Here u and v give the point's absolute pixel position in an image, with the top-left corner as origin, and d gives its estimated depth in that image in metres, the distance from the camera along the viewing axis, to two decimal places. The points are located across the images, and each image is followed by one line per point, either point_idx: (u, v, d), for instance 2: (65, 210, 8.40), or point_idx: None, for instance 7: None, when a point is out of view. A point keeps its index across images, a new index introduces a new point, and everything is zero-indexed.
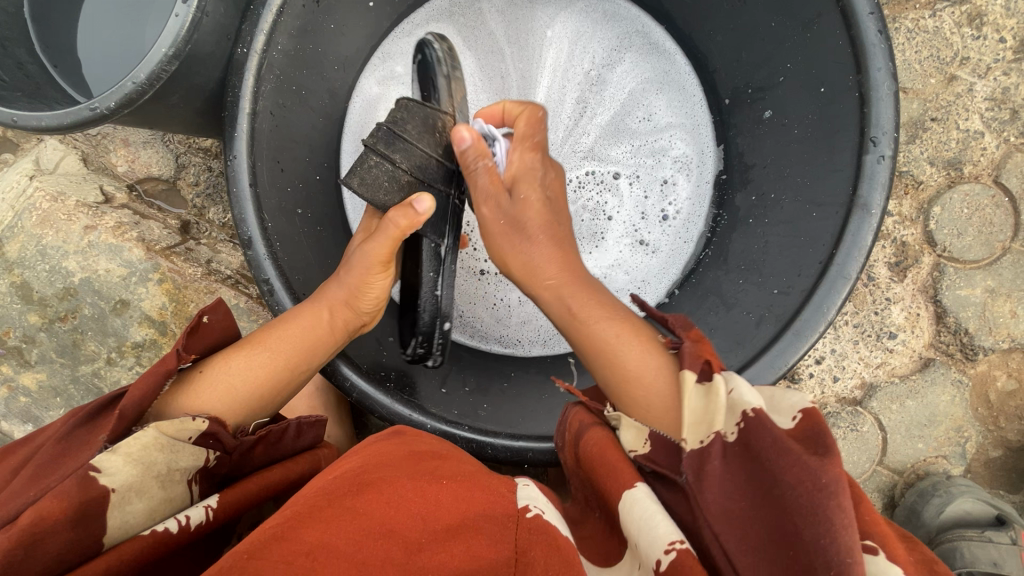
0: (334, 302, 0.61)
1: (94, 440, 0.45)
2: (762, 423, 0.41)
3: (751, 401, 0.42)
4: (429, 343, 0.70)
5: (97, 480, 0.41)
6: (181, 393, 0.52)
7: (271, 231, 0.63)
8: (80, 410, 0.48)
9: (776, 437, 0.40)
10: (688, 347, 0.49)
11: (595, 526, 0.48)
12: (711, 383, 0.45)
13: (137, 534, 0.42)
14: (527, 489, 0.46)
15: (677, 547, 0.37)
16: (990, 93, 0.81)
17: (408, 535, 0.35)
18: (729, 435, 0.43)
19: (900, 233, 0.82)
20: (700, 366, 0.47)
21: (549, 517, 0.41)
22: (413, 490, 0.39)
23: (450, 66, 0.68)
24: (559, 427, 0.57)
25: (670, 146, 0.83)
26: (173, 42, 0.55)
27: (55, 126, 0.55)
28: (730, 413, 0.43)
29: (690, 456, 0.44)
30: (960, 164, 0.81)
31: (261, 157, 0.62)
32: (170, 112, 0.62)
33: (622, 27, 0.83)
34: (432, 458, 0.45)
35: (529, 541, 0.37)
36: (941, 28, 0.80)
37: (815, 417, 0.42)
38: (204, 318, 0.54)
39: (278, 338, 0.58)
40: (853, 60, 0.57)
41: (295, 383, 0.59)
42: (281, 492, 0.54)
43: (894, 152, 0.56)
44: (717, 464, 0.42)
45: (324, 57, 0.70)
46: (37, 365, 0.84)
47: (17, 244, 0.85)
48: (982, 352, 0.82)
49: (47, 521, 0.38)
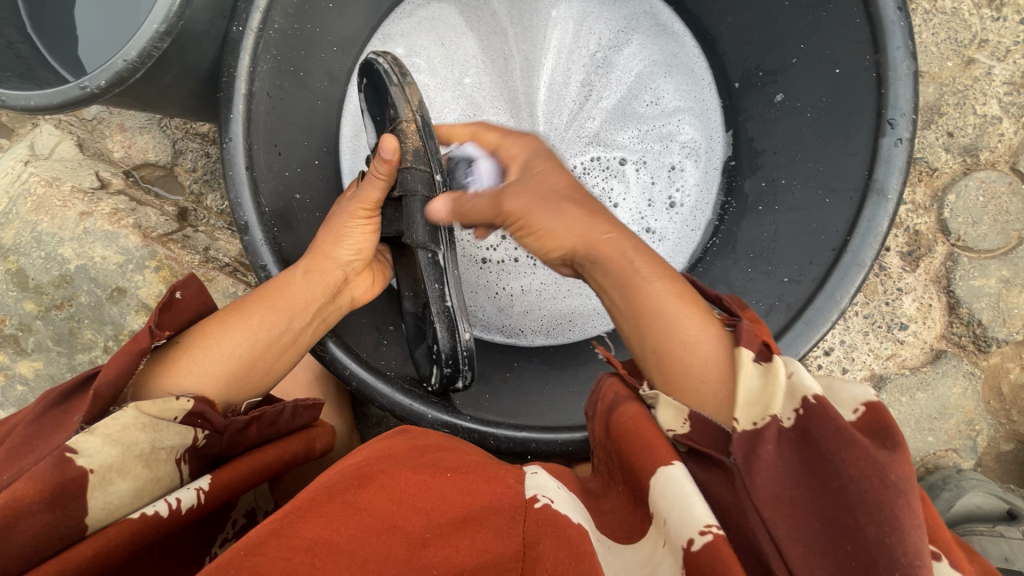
0: (312, 260, 0.62)
1: (69, 422, 0.44)
2: (832, 412, 0.37)
3: (814, 387, 0.38)
4: (454, 362, 0.67)
5: (73, 462, 0.40)
6: (158, 369, 0.50)
7: (268, 216, 0.61)
8: (53, 392, 0.47)
9: (842, 426, 0.36)
10: (747, 322, 0.44)
11: (616, 501, 0.45)
12: (770, 362, 0.41)
13: (125, 517, 0.41)
14: (536, 477, 0.44)
15: (714, 531, 0.33)
16: (1008, 77, 0.79)
17: (409, 531, 0.34)
18: (785, 420, 0.38)
19: (914, 221, 0.80)
20: (757, 345, 0.42)
21: (558, 505, 0.38)
22: (414, 482, 0.38)
23: (397, 75, 0.68)
24: (592, 396, 0.53)
25: (678, 131, 0.81)
26: (164, 18, 0.52)
27: (44, 106, 0.53)
28: (789, 397, 0.39)
29: (742, 437, 0.39)
30: (976, 151, 0.79)
31: (258, 140, 0.61)
32: (162, 93, 0.60)
33: (629, 8, 0.80)
34: (436, 450, 0.44)
35: (539, 532, 0.35)
36: (959, 9, 0.78)
37: (883, 412, 0.38)
38: (178, 293, 0.53)
39: (254, 305, 0.58)
40: (870, 39, 0.55)
41: (277, 353, 0.58)
42: (273, 472, 0.53)
43: (912, 134, 0.54)
44: (769, 450, 0.38)
45: (321, 37, 0.68)
46: (34, 354, 0.83)
47: (12, 231, 0.83)
48: (995, 344, 0.81)
49: (23, 503, 0.37)
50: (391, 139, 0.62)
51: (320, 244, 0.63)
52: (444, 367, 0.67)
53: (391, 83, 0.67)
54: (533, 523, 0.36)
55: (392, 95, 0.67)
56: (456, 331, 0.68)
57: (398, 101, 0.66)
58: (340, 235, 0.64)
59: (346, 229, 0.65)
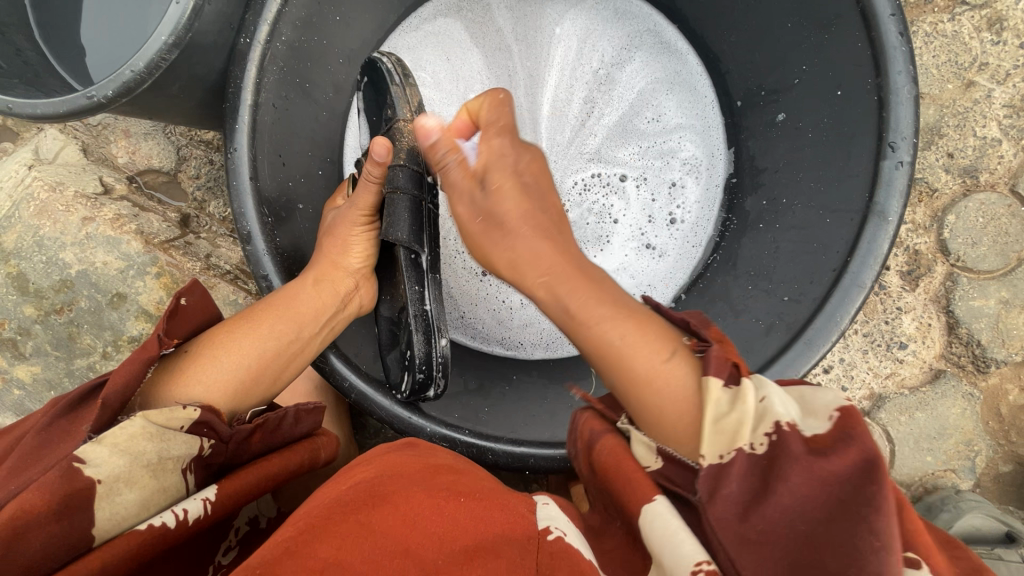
0: (321, 270, 0.62)
1: (78, 430, 0.44)
2: (801, 441, 0.35)
3: (785, 412, 0.37)
4: (428, 368, 0.65)
5: (81, 473, 0.39)
6: (167, 376, 0.51)
7: (271, 226, 0.62)
8: (60, 401, 0.47)
9: (809, 455, 0.34)
10: (716, 349, 0.42)
11: (615, 539, 0.43)
12: (740, 388, 0.39)
13: (132, 529, 0.40)
14: (547, 507, 0.44)
15: (704, 569, 0.33)
16: (1008, 100, 0.79)
17: (422, 556, 0.34)
18: (756, 449, 0.36)
19: (914, 241, 0.80)
20: (728, 370, 0.41)
21: (570, 539, 0.39)
22: (428, 507, 0.38)
23: (400, 73, 0.69)
24: (571, 435, 0.53)
25: (679, 147, 0.82)
26: (173, 30, 0.53)
27: (51, 114, 0.54)
28: (759, 422, 0.37)
29: (708, 472, 0.37)
30: (976, 172, 0.79)
31: (263, 150, 0.61)
32: (169, 103, 0.60)
33: (632, 26, 0.81)
34: (448, 472, 0.44)
35: (551, 565, 0.35)
36: (959, 32, 0.79)
37: (855, 416, 0.36)
38: (183, 300, 0.52)
39: (260, 312, 0.58)
40: (872, 62, 0.55)
41: (285, 361, 0.59)
42: (278, 481, 0.53)
43: (913, 157, 0.54)
44: (733, 489, 0.35)
45: (328, 49, 0.68)
46: (32, 358, 0.83)
47: (13, 235, 0.83)
48: (994, 364, 0.81)
49: (30, 514, 0.36)
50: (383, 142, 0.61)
51: (327, 254, 0.64)
52: (416, 373, 0.64)
53: (393, 79, 0.68)
54: (548, 556, 0.36)
55: (392, 94, 0.68)
56: (435, 336, 0.67)
57: (398, 99, 0.67)
58: (347, 241, 0.65)
59: (351, 239, 0.65)
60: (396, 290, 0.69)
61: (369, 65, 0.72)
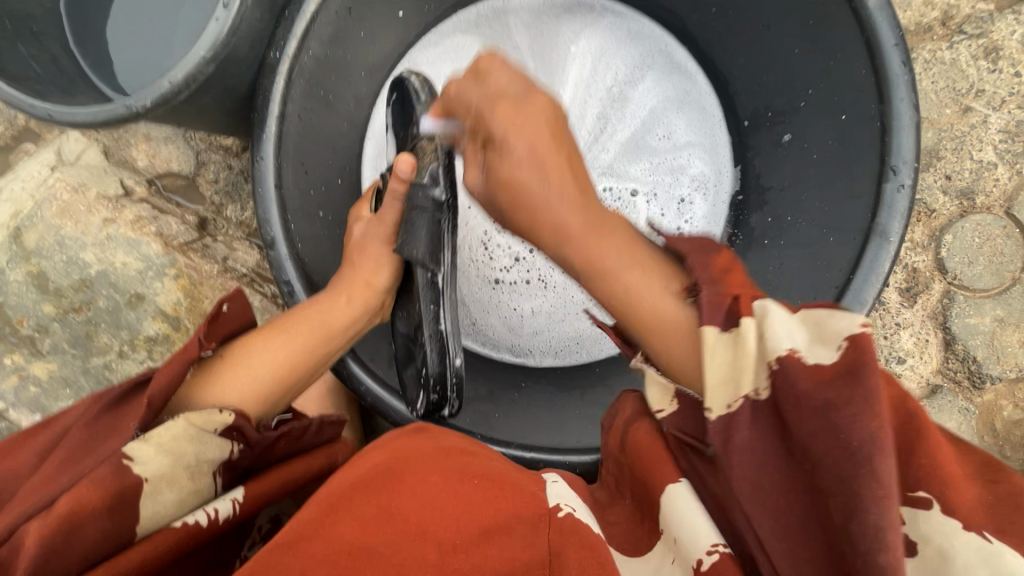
0: (354, 284, 0.66)
1: (123, 427, 0.46)
2: (799, 381, 0.32)
3: (783, 347, 0.33)
4: (442, 389, 0.66)
5: (130, 470, 0.41)
6: (205, 379, 0.53)
7: (293, 232, 0.64)
8: (107, 395, 0.50)
9: (804, 394, 0.32)
10: (706, 291, 0.38)
11: (623, 514, 0.46)
12: (737, 329, 0.35)
13: (170, 524, 0.43)
14: (556, 485, 0.47)
15: (720, 550, 0.35)
16: (1004, 125, 0.82)
17: (440, 535, 0.38)
18: (758, 395, 0.34)
19: (912, 259, 0.83)
20: (723, 310, 0.37)
21: (579, 515, 0.42)
22: (444, 489, 0.41)
23: (427, 94, 0.70)
24: (608, 411, 0.53)
25: (688, 164, 0.84)
26: (211, 44, 0.55)
27: (90, 122, 0.56)
28: (758, 365, 0.34)
29: (718, 426, 0.36)
30: (972, 195, 0.82)
31: (287, 159, 0.64)
32: (201, 112, 0.62)
33: (645, 46, 0.83)
34: (460, 454, 0.47)
35: (561, 543, 0.38)
36: (957, 59, 0.82)
37: (867, 345, 0.32)
38: (225, 306, 0.54)
39: (295, 322, 0.60)
40: (875, 89, 0.58)
41: (315, 367, 0.61)
42: (297, 487, 0.55)
43: (913, 181, 0.57)
44: (745, 437, 0.35)
45: (352, 62, 0.71)
46: (49, 355, 0.85)
47: (35, 234, 0.85)
48: (989, 380, 0.83)
49: (84, 510, 0.39)
50: (406, 160, 0.64)
51: (360, 272, 0.66)
52: (432, 394, 0.65)
53: (420, 99, 0.70)
54: (558, 533, 0.39)
55: (418, 113, 0.69)
56: (447, 357, 0.66)
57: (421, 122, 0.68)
58: (377, 262, 0.67)
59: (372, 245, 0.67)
60: (411, 304, 0.69)
61: (398, 83, 0.73)
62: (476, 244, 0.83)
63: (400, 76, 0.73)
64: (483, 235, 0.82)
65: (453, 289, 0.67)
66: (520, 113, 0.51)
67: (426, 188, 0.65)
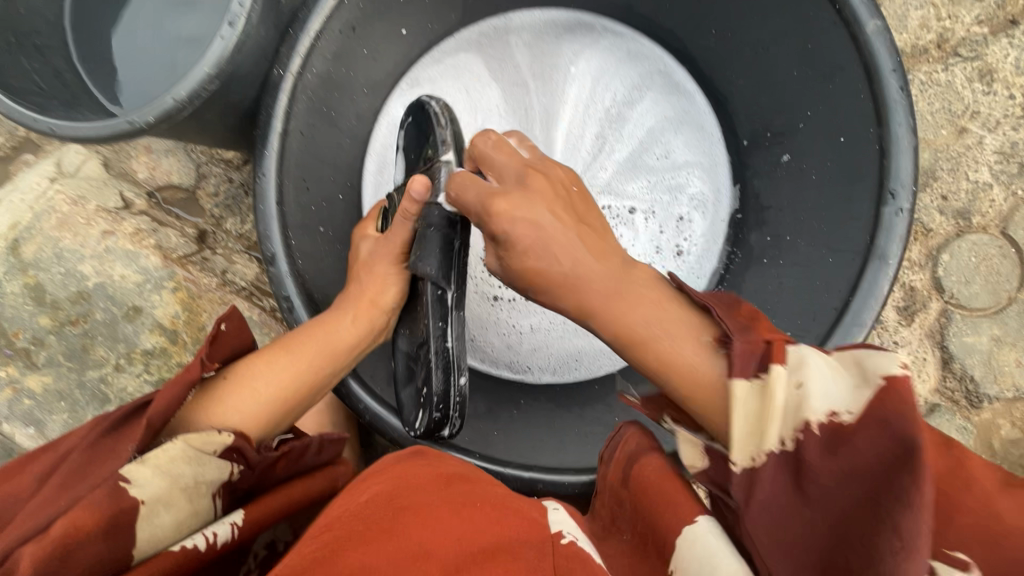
0: (359, 303, 0.65)
1: (122, 449, 0.45)
2: (825, 435, 0.35)
3: (818, 403, 0.36)
4: (445, 407, 0.63)
5: (126, 492, 0.42)
6: (206, 401, 0.53)
7: (293, 248, 0.64)
8: (106, 417, 0.49)
9: (833, 448, 0.35)
10: (739, 340, 0.40)
11: (617, 550, 0.44)
12: (770, 378, 0.38)
13: (166, 549, 0.42)
14: (557, 515, 0.46)
15: None
16: (998, 146, 0.83)
17: (443, 558, 0.37)
18: (786, 444, 0.36)
19: (909, 278, 0.83)
20: (756, 358, 0.39)
21: (581, 544, 0.42)
22: (444, 514, 0.41)
23: (447, 118, 0.69)
24: (608, 440, 0.53)
25: (686, 183, 0.85)
26: (215, 62, 0.56)
27: (93, 137, 0.56)
28: (788, 417, 0.36)
29: (740, 477, 0.37)
30: (969, 215, 0.83)
31: (289, 176, 0.64)
32: (204, 128, 0.63)
33: (644, 66, 0.84)
34: (460, 481, 0.47)
35: (567, 567, 0.39)
36: (952, 82, 0.83)
37: (890, 398, 0.34)
38: (223, 326, 0.54)
39: (299, 342, 0.60)
40: (874, 113, 0.59)
41: (318, 388, 0.61)
42: (298, 510, 0.54)
43: (912, 205, 0.58)
44: (766, 491, 0.36)
45: (355, 80, 0.71)
46: (43, 368, 0.84)
47: (33, 245, 0.85)
48: (986, 399, 0.83)
49: (81, 532, 0.39)
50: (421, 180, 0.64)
51: (364, 288, 0.66)
52: (433, 413, 0.62)
53: (438, 121, 0.69)
54: (562, 558, 0.40)
55: (436, 134, 0.68)
56: (454, 372, 0.64)
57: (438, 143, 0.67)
58: (385, 280, 0.67)
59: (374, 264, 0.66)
60: (417, 320, 0.68)
61: (416, 107, 0.73)
62: (475, 261, 0.83)
63: (420, 100, 0.73)
64: (482, 252, 0.83)
65: (460, 308, 0.65)
66: (517, 200, 0.51)
67: (441, 206, 0.62)
